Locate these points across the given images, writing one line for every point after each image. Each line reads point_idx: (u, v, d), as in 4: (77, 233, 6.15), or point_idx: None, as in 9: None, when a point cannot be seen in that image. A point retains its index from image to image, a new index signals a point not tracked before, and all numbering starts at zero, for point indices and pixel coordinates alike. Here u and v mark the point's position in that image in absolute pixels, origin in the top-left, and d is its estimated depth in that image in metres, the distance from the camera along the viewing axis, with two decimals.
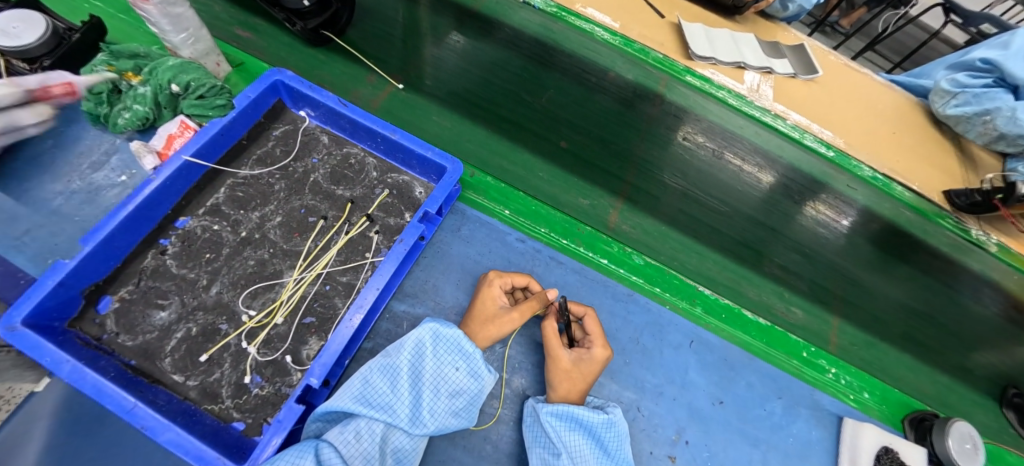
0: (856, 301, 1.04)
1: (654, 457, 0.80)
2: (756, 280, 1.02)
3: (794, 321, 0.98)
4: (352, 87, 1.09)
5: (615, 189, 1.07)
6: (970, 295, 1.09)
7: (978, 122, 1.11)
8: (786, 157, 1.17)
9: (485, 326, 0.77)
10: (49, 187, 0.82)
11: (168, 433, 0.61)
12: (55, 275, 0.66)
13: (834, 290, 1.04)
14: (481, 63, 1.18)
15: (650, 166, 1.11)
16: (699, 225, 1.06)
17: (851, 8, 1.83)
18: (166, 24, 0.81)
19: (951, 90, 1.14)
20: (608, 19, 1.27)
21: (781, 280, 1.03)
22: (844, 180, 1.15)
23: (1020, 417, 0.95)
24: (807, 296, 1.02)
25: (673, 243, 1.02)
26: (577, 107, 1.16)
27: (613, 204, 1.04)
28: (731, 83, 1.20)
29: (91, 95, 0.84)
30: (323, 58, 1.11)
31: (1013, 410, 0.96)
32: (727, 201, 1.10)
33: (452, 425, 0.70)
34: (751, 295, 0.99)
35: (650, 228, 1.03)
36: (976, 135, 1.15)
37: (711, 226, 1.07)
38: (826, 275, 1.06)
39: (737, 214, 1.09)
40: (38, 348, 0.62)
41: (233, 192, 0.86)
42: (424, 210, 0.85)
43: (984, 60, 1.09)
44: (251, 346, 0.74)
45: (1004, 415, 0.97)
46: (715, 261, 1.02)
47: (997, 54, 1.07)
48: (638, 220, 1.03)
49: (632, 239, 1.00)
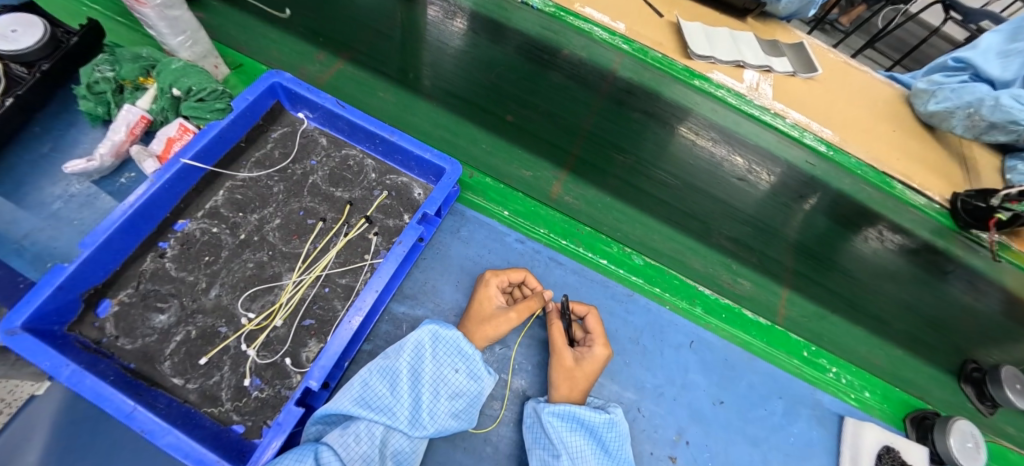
0: (829, 284, 1.05)
1: (655, 458, 0.80)
2: (702, 250, 1.03)
3: (739, 292, 0.99)
4: (300, 64, 1.10)
5: (558, 158, 1.08)
6: (970, 292, 1.08)
7: (963, 117, 1.10)
8: (760, 142, 1.18)
9: (481, 326, 0.77)
10: (49, 191, 0.82)
11: (169, 436, 0.61)
12: (55, 279, 0.66)
13: (836, 289, 1.04)
14: (479, 63, 1.18)
15: (608, 144, 1.12)
16: (668, 208, 1.07)
17: (849, 5, 1.83)
18: (164, 26, 0.81)
19: (928, 88, 1.15)
20: (606, 18, 1.26)
21: (726, 249, 1.04)
22: (839, 175, 1.14)
23: (977, 391, 0.95)
24: (757, 268, 1.04)
25: (616, 214, 1.03)
26: (575, 107, 1.17)
27: (557, 176, 1.05)
28: (731, 82, 1.19)
29: (91, 94, 0.85)
30: (276, 38, 1.12)
31: (970, 383, 0.96)
32: (688, 178, 1.12)
33: (452, 427, 0.70)
34: (694, 264, 1.00)
35: (598, 202, 1.03)
36: (964, 129, 1.13)
37: (675, 205, 1.07)
38: (789, 254, 1.06)
39: (708, 197, 1.10)
40: (37, 352, 0.62)
41: (232, 195, 0.86)
42: (423, 211, 0.85)
43: (957, 60, 1.15)
44: (251, 349, 0.74)
45: (962, 389, 0.97)
46: (678, 240, 1.03)
47: (968, 53, 1.14)
48: (581, 191, 1.04)
49: (576, 211, 1.01)
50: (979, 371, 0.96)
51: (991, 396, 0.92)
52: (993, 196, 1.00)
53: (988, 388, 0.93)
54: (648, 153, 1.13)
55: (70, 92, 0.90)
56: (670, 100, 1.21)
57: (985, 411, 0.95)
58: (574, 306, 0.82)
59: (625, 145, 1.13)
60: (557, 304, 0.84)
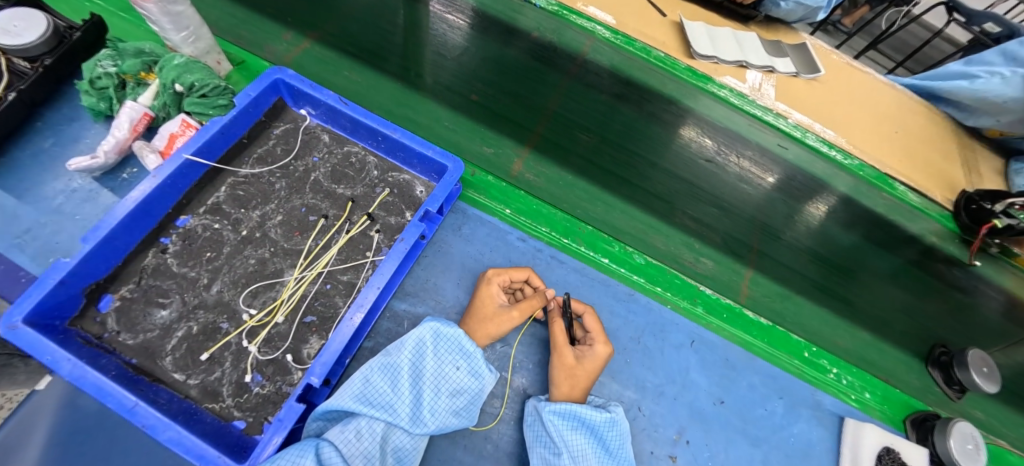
0: (786, 261, 1.04)
1: (655, 457, 0.80)
2: (664, 229, 1.03)
3: (704, 273, 0.99)
4: (266, 43, 1.09)
5: (538, 145, 1.08)
6: (972, 295, 1.07)
7: None
8: (730, 125, 1.17)
9: (484, 324, 0.77)
10: (51, 186, 0.82)
11: (169, 432, 0.61)
12: (56, 273, 0.66)
13: (791, 264, 1.04)
14: (481, 61, 1.17)
15: (574, 124, 1.12)
16: (631, 187, 1.07)
17: (852, 6, 1.83)
18: (166, 22, 0.81)
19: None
20: (608, 17, 1.27)
21: (688, 229, 1.04)
22: (813, 161, 1.15)
23: (945, 375, 0.95)
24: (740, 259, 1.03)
25: (576, 190, 1.03)
26: (579, 105, 1.15)
27: (518, 153, 1.06)
28: (733, 82, 1.20)
29: (94, 89, 0.86)
30: (243, 17, 1.11)
31: (938, 367, 0.96)
32: (640, 151, 1.11)
33: (453, 425, 0.70)
34: (657, 243, 1.00)
35: (568, 183, 1.04)
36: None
37: (637, 185, 1.07)
38: (756, 234, 1.06)
39: (696, 190, 1.09)
40: (38, 347, 0.62)
41: (233, 191, 0.85)
42: (424, 209, 0.85)
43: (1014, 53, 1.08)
44: (252, 345, 0.74)
45: (929, 373, 0.96)
46: (640, 219, 1.03)
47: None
48: (547, 171, 1.05)
49: (549, 196, 1.01)
50: (947, 355, 0.96)
51: (959, 379, 0.92)
52: (999, 203, 0.99)
53: (956, 371, 0.93)
54: (613, 132, 1.13)
55: (73, 87, 0.90)
56: (654, 90, 1.19)
57: (953, 395, 0.95)
58: (574, 305, 0.82)
59: (589, 125, 1.13)
60: (558, 302, 0.84)
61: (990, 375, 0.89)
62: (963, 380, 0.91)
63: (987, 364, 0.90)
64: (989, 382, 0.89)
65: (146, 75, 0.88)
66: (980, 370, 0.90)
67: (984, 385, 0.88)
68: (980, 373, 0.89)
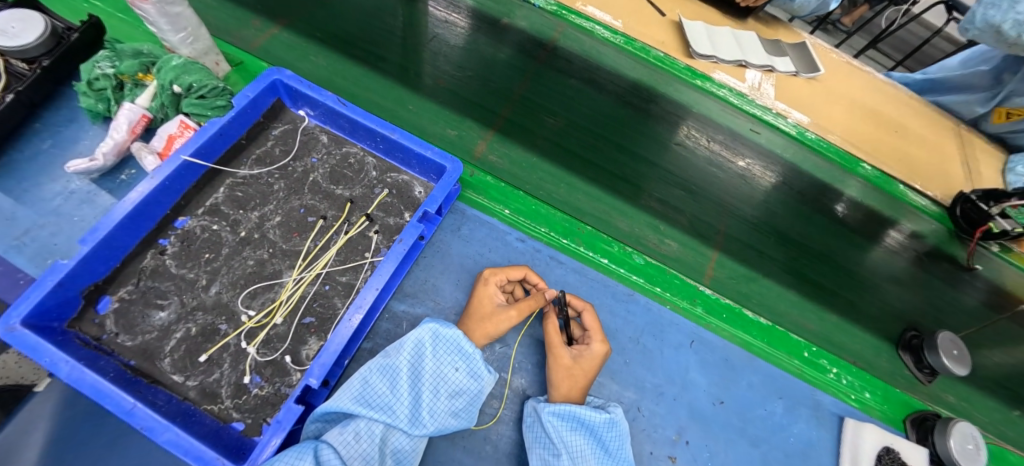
0: (750, 243, 1.05)
1: (654, 457, 0.80)
2: (629, 211, 1.03)
3: (704, 273, 0.98)
4: (235, 31, 1.08)
5: (537, 146, 1.08)
6: (976, 294, 1.06)
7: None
8: (695, 107, 1.19)
9: (482, 324, 0.77)
10: (49, 188, 0.82)
11: (168, 433, 0.61)
12: (54, 275, 0.66)
13: (752, 243, 1.05)
14: (480, 61, 1.17)
15: (569, 122, 1.13)
16: (595, 169, 1.08)
17: (852, 5, 1.83)
18: (164, 23, 0.81)
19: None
20: (608, 17, 1.25)
21: (654, 210, 1.04)
22: (784, 146, 1.17)
23: (915, 359, 0.96)
24: (739, 259, 1.02)
25: (542, 172, 1.04)
26: (580, 108, 1.16)
27: (481, 135, 1.06)
28: (733, 82, 1.19)
29: (92, 91, 0.86)
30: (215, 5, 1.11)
31: (908, 351, 0.97)
32: (606, 134, 1.13)
33: (452, 426, 0.70)
34: (624, 226, 1.00)
35: (568, 183, 1.04)
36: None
37: (604, 167, 1.08)
38: (722, 217, 1.07)
39: (697, 191, 1.09)
40: (37, 349, 0.62)
41: (232, 192, 0.85)
42: (423, 209, 0.85)
43: None
44: (250, 346, 0.74)
45: (901, 356, 0.97)
46: (604, 201, 1.03)
47: None
48: (507, 149, 1.05)
49: (548, 196, 1.01)
50: (917, 339, 0.97)
51: (929, 363, 0.93)
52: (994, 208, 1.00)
53: (926, 355, 0.94)
54: (581, 116, 1.14)
55: (71, 88, 0.90)
56: (659, 92, 1.20)
57: (923, 379, 0.95)
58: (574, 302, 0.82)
59: (571, 117, 1.13)
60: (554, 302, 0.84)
61: (960, 358, 0.91)
62: (933, 364, 0.93)
63: (956, 347, 0.92)
64: (958, 365, 0.90)
65: (143, 76, 0.88)
66: (950, 353, 0.91)
67: (954, 367, 0.90)
68: (949, 356, 0.91)
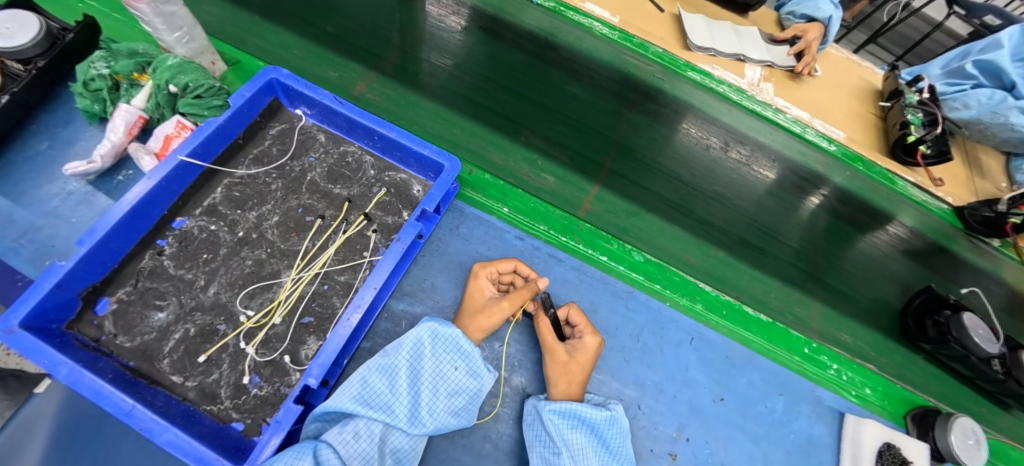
0: (651, 187, 1.06)
1: (655, 455, 0.79)
2: (597, 192, 1.03)
3: (704, 270, 0.98)
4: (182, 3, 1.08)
5: (535, 143, 1.07)
6: (981, 288, 1.05)
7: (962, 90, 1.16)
8: (688, 99, 1.17)
9: (475, 317, 0.77)
10: (47, 189, 0.81)
11: (167, 434, 0.60)
12: (52, 277, 0.65)
13: (670, 197, 1.06)
14: (477, 57, 1.15)
15: (566, 119, 1.11)
16: (513, 125, 1.08)
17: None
18: (160, 23, 0.80)
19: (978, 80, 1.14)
20: (606, 13, 1.23)
21: (546, 152, 1.06)
22: (717, 105, 1.17)
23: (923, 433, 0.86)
24: (739, 256, 1.02)
25: (475, 137, 1.05)
26: (577, 105, 1.14)
27: (361, 76, 1.08)
28: (732, 77, 1.18)
29: (88, 91, 0.85)
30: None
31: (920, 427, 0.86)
32: (574, 116, 1.12)
33: (452, 424, 0.70)
34: (624, 223, 1.00)
35: (567, 179, 1.03)
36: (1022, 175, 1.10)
37: (520, 123, 1.08)
38: (710, 208, 1.06)
39: (695, 189, 1.07)
40: (35, 350, 0.62)
41: (230, 192, 0.85)
42: (421, 208, 0.84)
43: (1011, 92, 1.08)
44: (250, 346, 0.74)
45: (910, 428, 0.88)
46: (551, 171, 1.04)
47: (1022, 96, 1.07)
48: (433, 111, 1.06)
49: (548, 193, 1.00)
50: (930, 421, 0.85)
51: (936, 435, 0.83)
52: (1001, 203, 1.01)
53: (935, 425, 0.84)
54: (557, 103, 1.13)
55: (67, 89, 0.90)
56: (660, 89, 1.18)
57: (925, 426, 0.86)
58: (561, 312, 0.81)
59: (571, 115, 1.12)
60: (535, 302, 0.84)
61: (971, 439, 0.80)
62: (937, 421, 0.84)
63: (971, 435, 0.80)
64: (959, 426, 0.81)
65: (139, 76, 0.87)
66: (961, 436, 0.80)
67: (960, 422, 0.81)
68: (958, 438, 0.80)
